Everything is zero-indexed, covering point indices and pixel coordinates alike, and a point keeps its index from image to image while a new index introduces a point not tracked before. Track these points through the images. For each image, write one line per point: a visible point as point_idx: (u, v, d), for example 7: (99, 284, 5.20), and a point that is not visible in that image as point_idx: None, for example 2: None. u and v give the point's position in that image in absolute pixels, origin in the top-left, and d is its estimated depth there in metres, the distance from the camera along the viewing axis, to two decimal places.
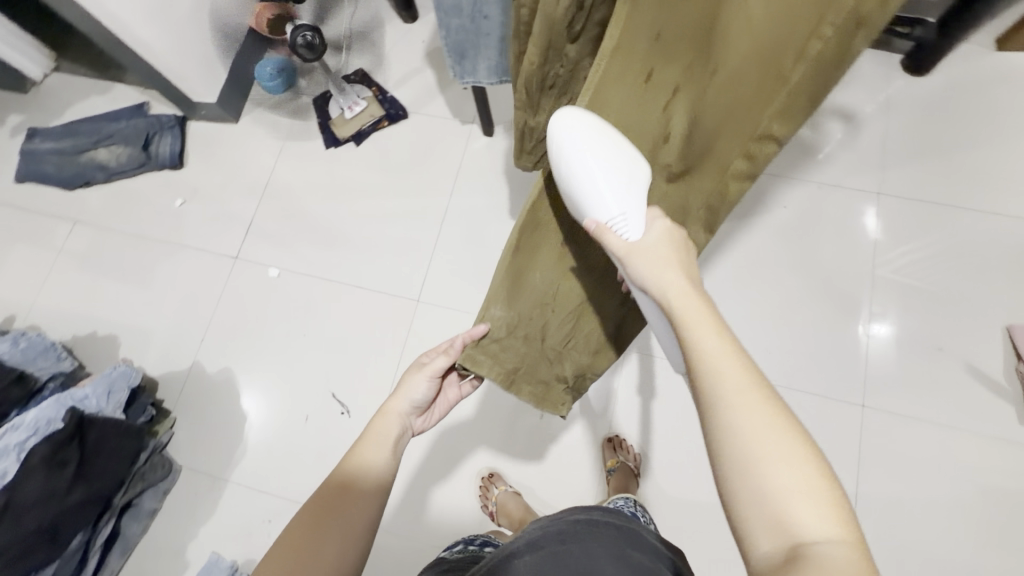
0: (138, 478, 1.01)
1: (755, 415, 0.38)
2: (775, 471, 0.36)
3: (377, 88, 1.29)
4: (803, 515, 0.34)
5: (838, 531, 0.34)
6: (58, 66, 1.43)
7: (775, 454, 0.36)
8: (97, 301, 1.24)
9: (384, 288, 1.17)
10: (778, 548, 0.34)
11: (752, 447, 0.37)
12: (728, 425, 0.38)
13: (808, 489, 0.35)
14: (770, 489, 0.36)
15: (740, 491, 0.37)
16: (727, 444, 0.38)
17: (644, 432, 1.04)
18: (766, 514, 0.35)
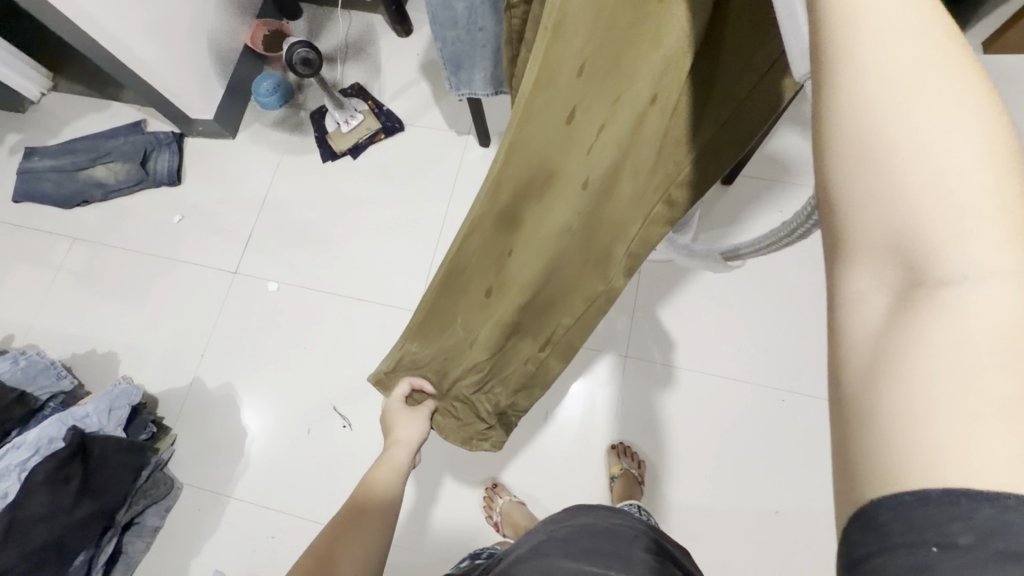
0: (141, 495, 1.01)
1: (900, 84, 0.21)
2: (919, 175, 0.21)
3: (373, 101, 1.30)
4: (956, 254, 0.20)
5: (1013, 265, 0.20)
6: (56, 86, 1.44)
7: (934, 157, 0.21)
8: (96, 319, 1.23)
9: (384, 299, 1.18)
10: (894, 296, 0.22)
11: (889, 132, 0.21)
12: (870, 104, 0.21)
13: (986, 213, 0.20)
14: (903, 216, 0.21)
15: (850, 223, 0.22)
16: (837, 148, 0.23)
17: (649, 439, 1.05)
18: (888, 243, 0.21)
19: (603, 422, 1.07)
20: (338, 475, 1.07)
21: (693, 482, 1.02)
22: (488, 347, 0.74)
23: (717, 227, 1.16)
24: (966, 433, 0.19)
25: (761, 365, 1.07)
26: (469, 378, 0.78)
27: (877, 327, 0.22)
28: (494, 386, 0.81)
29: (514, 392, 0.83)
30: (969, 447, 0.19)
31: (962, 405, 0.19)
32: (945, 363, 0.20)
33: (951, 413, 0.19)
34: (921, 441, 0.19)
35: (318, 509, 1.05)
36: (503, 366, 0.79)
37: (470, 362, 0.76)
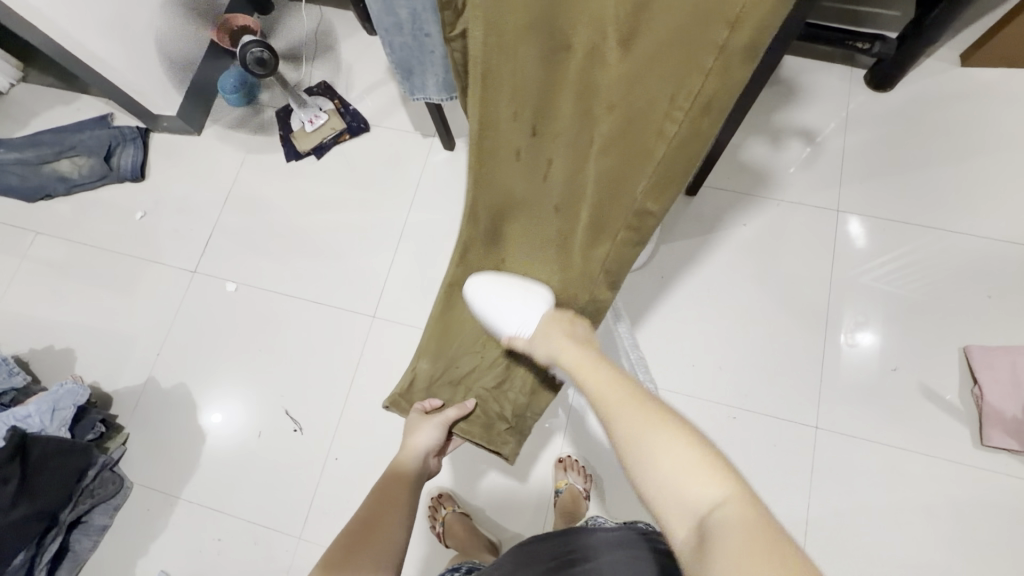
0: (86, 495, 1.02)
1: (649, 434, 0.45)
2: (664, 462, 0.42)
3: (339, 101, 1.28)
4: (694, 491, 0.40)
5: (726, 490, 0.39)
6: (26, 77, 1.42)
7: (663, 454, 0.43)
8: (55, 314, 1.23)
9: (341, 303, 1.17)
10: (689, 528, 0.39)
11: (646, 458, 0.44)
12: (633, 444, 0.45)
13: (693, 468, 0.41)
14: (670, 486, 0.41)
15: (649, 491, 0.43)
16: (631, 458, 0.45)
17: (600, 453, 1.04)
18: (673, 503, 0.41)
19: (556, 435, 1.06)
20: (287, 480, 1.07)
21: (640, 499, 1.01)
22: (498, 343, 0.74)
23: (682, 239, 1.14)
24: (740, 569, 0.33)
25: (714, 382, 1.06)
26: (481, 377, 0.74)
27: (689, 549, 0.38)
28: (506, 389, 0.73)
29: (530, 391, 0.72)
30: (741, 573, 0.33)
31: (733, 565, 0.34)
32: (712, 550, 0.35)
33: (731, 564, 0.34)
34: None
35: (265, 514, 1.05)
36: (516, 358, 0.73)
37: (479, 364, 0.75)
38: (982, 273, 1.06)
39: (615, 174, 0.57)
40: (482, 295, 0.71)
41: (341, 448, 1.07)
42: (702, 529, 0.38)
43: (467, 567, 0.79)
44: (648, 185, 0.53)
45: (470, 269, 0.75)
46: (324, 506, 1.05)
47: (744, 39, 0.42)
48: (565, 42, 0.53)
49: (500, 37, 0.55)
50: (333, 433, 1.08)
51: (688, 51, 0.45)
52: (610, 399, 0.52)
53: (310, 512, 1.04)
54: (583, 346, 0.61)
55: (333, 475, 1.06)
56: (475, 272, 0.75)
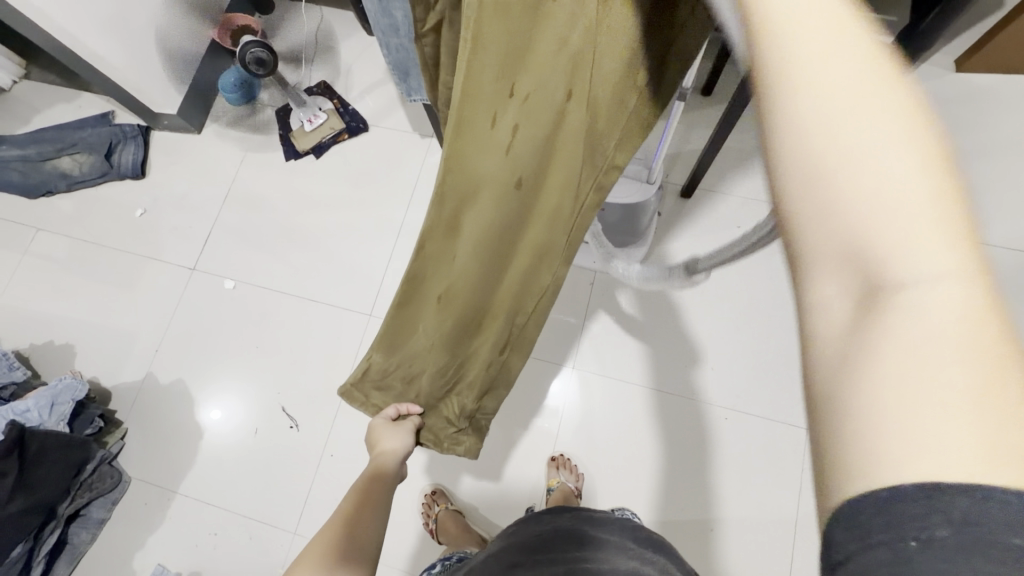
0: (84, 488, 1.04)
1: (839, 91, 0.18)
2: (861, 174, 0.18)
3: (338, 100, 1.29)
4: (906, 253, 0.17)
5: (964, 259, 0.17)
6: (28, 74, 1.44)
7: (865, 156, 0.18)
8: (55, 310, 1.24)
9: (338, 302, 1.18)
10: (854, 297, 0.19)
11: (813, 147, 0.19)
12: (791, 115, 0.19)
13: (932, 213, 0.17)
14: (855, 226, 0.18)
15: (793, 215, 0.20)
16: (774, 168, 0.20)
17: (593, 453, 1.05)
18: (839, 245, 0.19)
19: (549, 434, 1.07)
20: (283, 475, 1.08)
21: (632, 498, 1.01)
22: (444, 351, 0.69)
23: (676, 242, 1.15)
24: (952, 437, 0.16)
25: (706, 383, 1.07)
26: (428, 381, 0.73)
27: (843, 334, 0.19)
28: (455, 388, 0.74)
29: (479, 396, 0.74)
30: (938, 453, 0.16)
31: (927, 419, 0.17)
32: (887, 353, 0.18)
33: (921, 425, 0.17)
34: (872, 453, 0.17)
35: (260, 509, 1.06)
36: (463, 366, 0.71)
37: (430, 370, 0.72)
38: None
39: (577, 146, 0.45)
40: None
41: (337, 445, 1.08)
42: (887, 310, 0.18)
43: (458, 558, 0.82)
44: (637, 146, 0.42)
45: (427, 265, 0.63)
46: (319, 501, 1.06)
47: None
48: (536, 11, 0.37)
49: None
50: (328, 430, 1.09)
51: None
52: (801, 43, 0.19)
53: (306, 507, 1.06)
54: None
55: (328, 472, 1.07)
56: (425, 270, 0.63)
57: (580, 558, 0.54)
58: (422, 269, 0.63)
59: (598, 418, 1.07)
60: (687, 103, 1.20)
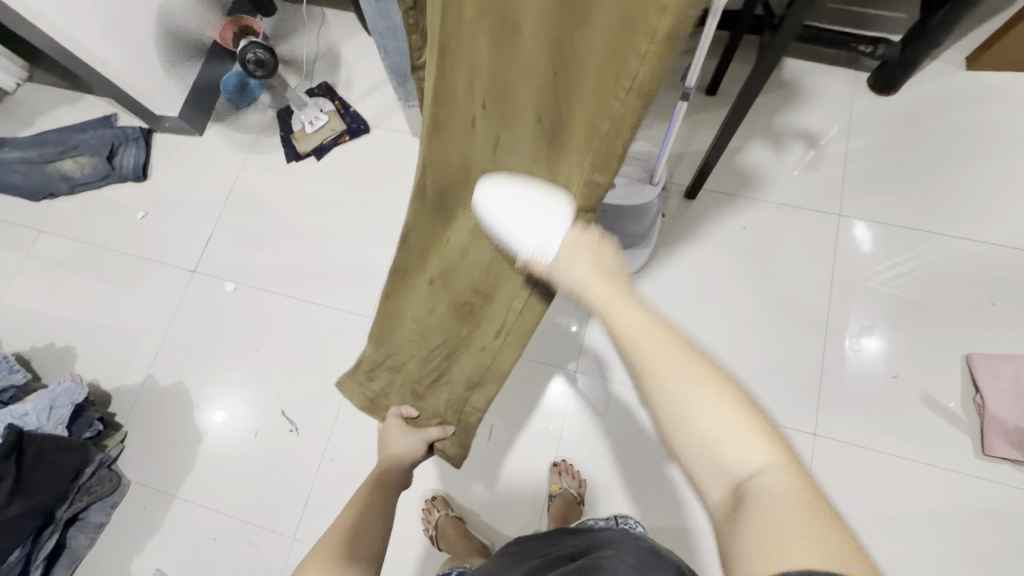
0: (83, 492, 1.03)
1: (679, 375, 0.37)
2: (702, 415, 0.35)
3: (339, 102, 1.29)
4: (732, 453, 0.34)
5: (771, 457, 0.33)
6: (32, 77, 1.44)
7: (703, 415, 0.35)
8: (57, 312, 1.24)
9: (338, 303, 1.17)
10: (723, 494, 0.34)
11: (677, 404, 0.37)
12: (664, 389, 0.37)
13: (735, 431, 0.35)
14: (708, 455, 0.35)
15: (682, 449, 0.36)
16: (664, 418, 0.37)
17: (595, 457, 1.03)
18: (706, 461, 0.35)
19: (551, 439, 1.05)
20: (283, 478, 1.07)
21: (635, 504, 1.00)
22: (437, 331, 0.76)
23: (679, 242, 1.13)
24: (781, 544, 0.29)
25: None
26: (419, 363, 0.78)
27: (723, 517, 0.33)
28: (445, 374, 0.77)
29: (467, 386, 0.74)
30: (787, 556, 0.28)
31: (768, 538, 0.29)
32: (747, 514, 0.31)
33: (770, 543, 0.29)
34: (747, 559, 0.30)
35: (259, 514, 1.05)
36: (453, 348, 0.75)
37: (423, 353, 0.79)
38: (987, 279, 1.05)
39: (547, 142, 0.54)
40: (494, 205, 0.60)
41: (337, 449, 1.07)
42: (740, 495, 0.33)
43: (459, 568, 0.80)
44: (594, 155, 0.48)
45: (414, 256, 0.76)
46: (319, 506, 1.05)
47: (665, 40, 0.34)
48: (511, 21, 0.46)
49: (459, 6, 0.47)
50: (328, 434, 1.08)
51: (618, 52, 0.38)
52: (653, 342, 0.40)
53: (305, 512, 1.05)
54: (609, 276, 0.49)
55: (328, 476, 1.06)
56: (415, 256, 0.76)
57: (592, 561, 0.53)
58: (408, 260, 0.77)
59: (600, 422, 1.05)
60: (692, 104, 1.18)
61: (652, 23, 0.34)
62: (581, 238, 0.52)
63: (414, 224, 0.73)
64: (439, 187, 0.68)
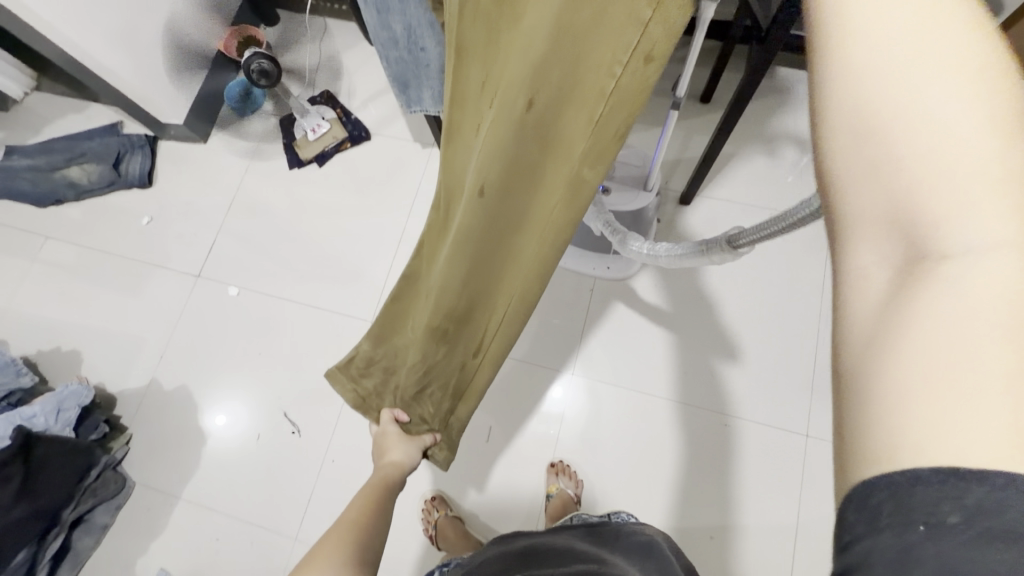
0: (89, 493, 1.05)
1: (911, 74, 0.22)
2: (915, 146, 0.22)
3: (341, 110, 1.31)
4: (950, 216, 0.21)
5: (1010, 240, 0.21)
6: (39, 86, 1.47)
7: (923, 149, 0.22)
8: (63, 316, 1.26)
9: (340, 307, 1.19)
10: (892, 259, 0.23)
11: (877, 116, 0.23)
12: (864, 95, 0.24)
13: (979, 191, 0.21)
14: (899, 194, 0.23)
15: (848, 179, 0.25)
16: (839, 129, 0.25)
17: (591, 458, 1.05)
18: (886, 207, 0.23)
19: (548, 440, 1.07)
20: (285, 480, 1.09)
21: (630, 504, 1.02)
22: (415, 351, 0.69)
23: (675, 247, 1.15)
24: (963, 389, 0.20)
25: (707, 390, 1.07)
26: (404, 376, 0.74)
27: (876, 290, 0.23)
28: (428, 388, 0.73)
29: (453, 397, 0.75)
30: (954, 404, 0.20)
31: (940, 364, 0.21)
32: (920, 312, 0.21)
33: (945, 371, 0.20)
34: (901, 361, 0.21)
35: (262, 514, 1.07)
36: (430, 369, 0.70)
37: (408, 361, 0.74)
38: None
39: (520, 163, 0.45)
40: None
41: (338, 450, 1.09)
42: (924, 276, 0.22)
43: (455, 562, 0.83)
44: (584, 153, 0.40)
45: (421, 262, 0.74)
46: (321, 507, 1.06)
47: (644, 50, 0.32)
48: None
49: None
50: (330, 436, 1.10)
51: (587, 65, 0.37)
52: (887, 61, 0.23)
53: (307, 513, 1.06)
54: None
55: (329, 477, 1.08)
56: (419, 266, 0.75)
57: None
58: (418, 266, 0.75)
59: (595, 423, 1.07)
60: (686, 111, 1.21)
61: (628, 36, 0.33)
62: None
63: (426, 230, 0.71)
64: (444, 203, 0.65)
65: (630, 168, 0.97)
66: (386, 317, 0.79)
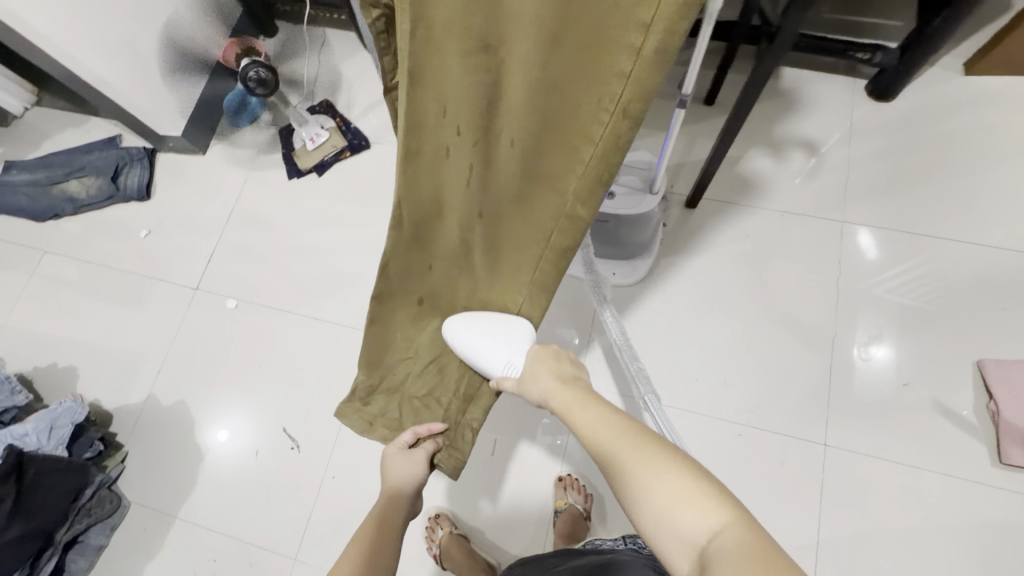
0: (83, 514, 1.02)
1: (640, 465, 0.47)
2: (660, 492, 0.44)
3: (340, 119, 1.30)
4: (690, 524, 0.41)
5: (720, 518, 0.40)
6: (39, 101, 1.46)
7: (665, 502, 0.43)
8: (60, 332, 1.24)
9: (340, 319, 1.16)
10: (691, 565, 0.40)
11: (641, 489, 0.45)
12: (630, 479, 0.47)
13: (688, 506, 0.42)
14: (669, 526, 0.42)
15: (652, 531, 0.44)
16: (636, 508, 0.45)
17: (600, 471, 1.01)
18: (670, 533, 0.42)
19: (554, 452, 1.04)
20: (284, 499, 1.05)
21: None
22: (428, 348, 0.78)
23: (681, 252, 1.12)
24: None
25: (718, 398, 1.03)
26: (414, 382, 0.78)
27: None
28: (439, 389, 0.78)
29: (464, 400, 0.77)
30: None
31: None
32: None
33: None
34: None
35: (261, 534, 1.04)
36: (444, 364, 0.78)
37: (415, 369, 0.79)
38: (995, 284, 1.03)
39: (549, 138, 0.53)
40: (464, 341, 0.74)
41: (338, 467, 1.06)
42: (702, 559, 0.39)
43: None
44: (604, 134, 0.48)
45: (400, 281, 0.76)
46: (321, 527, 1.03)
47: (652, 46, 0.40)
48: (485, 42, 0.50)
49: (429, 30, 0.50)
50: (330, 451, 1.07)
51: (598, 53, 0.44)
52: (616, 453, 0.50)
53: (306, 532, 1.03)
54: (568, 386, 0.64)
55: (330, 494, 1.04)
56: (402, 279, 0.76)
57: None
58: (393, 287, 0.76)
59: None
60: (690, 113, 1.19)
61: (637, 37, 0.41)
62: (541, 352, 0.70)
63: (394, 255, 0.73)
64: (413, 219, 0.69)
65: (635, 171, 0.95)
66: (370, 343, 0.79)
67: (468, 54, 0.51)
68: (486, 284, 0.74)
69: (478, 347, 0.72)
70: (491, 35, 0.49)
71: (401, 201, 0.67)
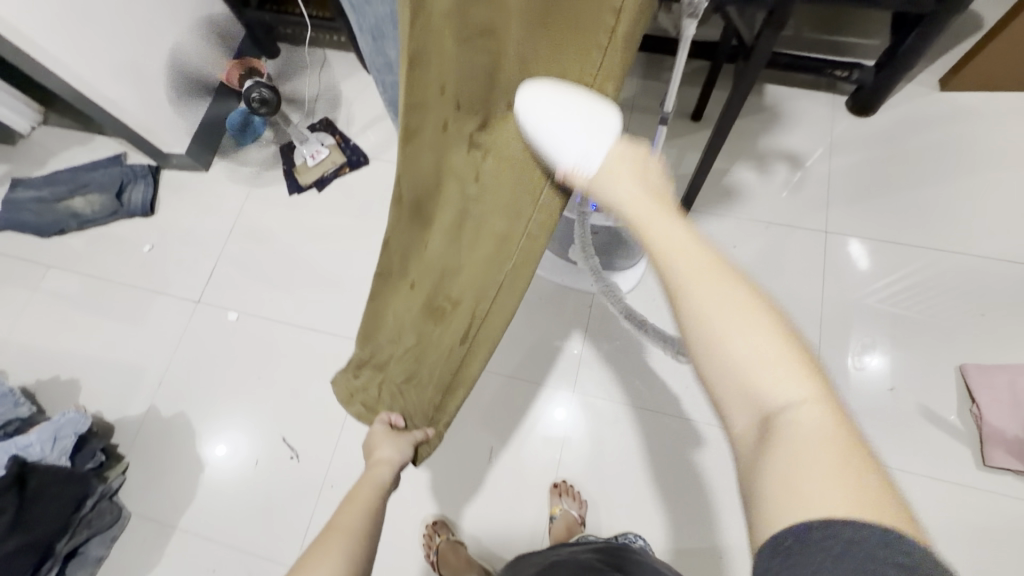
0: (83, 525, 1.03)
1: (718, 291, 0.37)
2: (740, 341, 0.35)
3: (340, 136, 1.34)
4: (769, 381, 0.33)
5: (805, 390, 0.33)
6: (45, 120, 1.50)
7: (748, 352, 0.34)
8: (63, 345, 1.26)
9: (339, 330, 1.19)
10: (750, 419, 0.34)
11: (710, 329, 0.36)
12: (699, 303, 0.37)
13: (774, 365, 0.34)
14: (743, 373, 0.34)
15: (711, 370, 0.36)
16: (698, 337, 0.36)
17: (595, 478, 1.03)
18: (735, 383, 0.34)
19: (550, 459, 1.06)
20: (284, 508, 1.07)
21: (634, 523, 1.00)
22: (410, 331, 0.78)
23: None
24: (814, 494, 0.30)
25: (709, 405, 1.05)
26: (393, 366, 0.80)
27: (749, 440, 0.34)
28: (417, 372, 0.78)
29: (438, 389, 0.76)
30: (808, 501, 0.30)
31: (800, 476, 0.30)
32: (773, 449, 0.32)
33: (793, 484, 0.30)
34: (776, 496, 0.31)
35: (260, 544, 1.05)
36: (423, 351, 0.77)
37: (398, 352, 0.80)
38: (975, 292, 1.07)
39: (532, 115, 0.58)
40: (533, 119, 0.58)
41: (338, 476, 1.07)
42: (770, 421, 0.33)
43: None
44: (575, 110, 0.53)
45: (397, 259, 0.79)
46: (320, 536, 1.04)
47: None
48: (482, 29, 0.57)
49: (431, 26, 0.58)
50: (329, 461, 1.09)
51: None
52: (690, 271, 0.39)
53: (305, 542, 1.04)
54: (652, 193, 0.49)
55: (328, 503, 1.06)
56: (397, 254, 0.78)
57: None
58: (390, 266, 0.80)
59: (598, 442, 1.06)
60: (678, 129, 1.23)
61: None
62: (629, 149, 0.54)
63: (397, 234, 0.78)
64: (412, 195, 0.74)
65: None
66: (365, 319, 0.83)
67: (466, 40, 0.58)
68: (470, 266, 0.72)
69: (557, 131, 0.56)
70: (490, 23, 0.56)
71: (402, 177, 0.72)
